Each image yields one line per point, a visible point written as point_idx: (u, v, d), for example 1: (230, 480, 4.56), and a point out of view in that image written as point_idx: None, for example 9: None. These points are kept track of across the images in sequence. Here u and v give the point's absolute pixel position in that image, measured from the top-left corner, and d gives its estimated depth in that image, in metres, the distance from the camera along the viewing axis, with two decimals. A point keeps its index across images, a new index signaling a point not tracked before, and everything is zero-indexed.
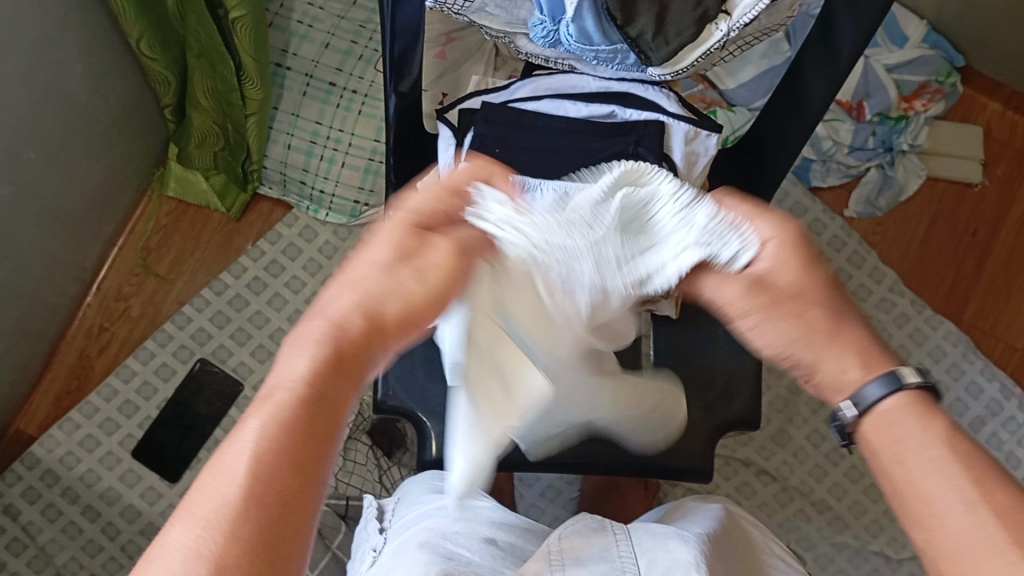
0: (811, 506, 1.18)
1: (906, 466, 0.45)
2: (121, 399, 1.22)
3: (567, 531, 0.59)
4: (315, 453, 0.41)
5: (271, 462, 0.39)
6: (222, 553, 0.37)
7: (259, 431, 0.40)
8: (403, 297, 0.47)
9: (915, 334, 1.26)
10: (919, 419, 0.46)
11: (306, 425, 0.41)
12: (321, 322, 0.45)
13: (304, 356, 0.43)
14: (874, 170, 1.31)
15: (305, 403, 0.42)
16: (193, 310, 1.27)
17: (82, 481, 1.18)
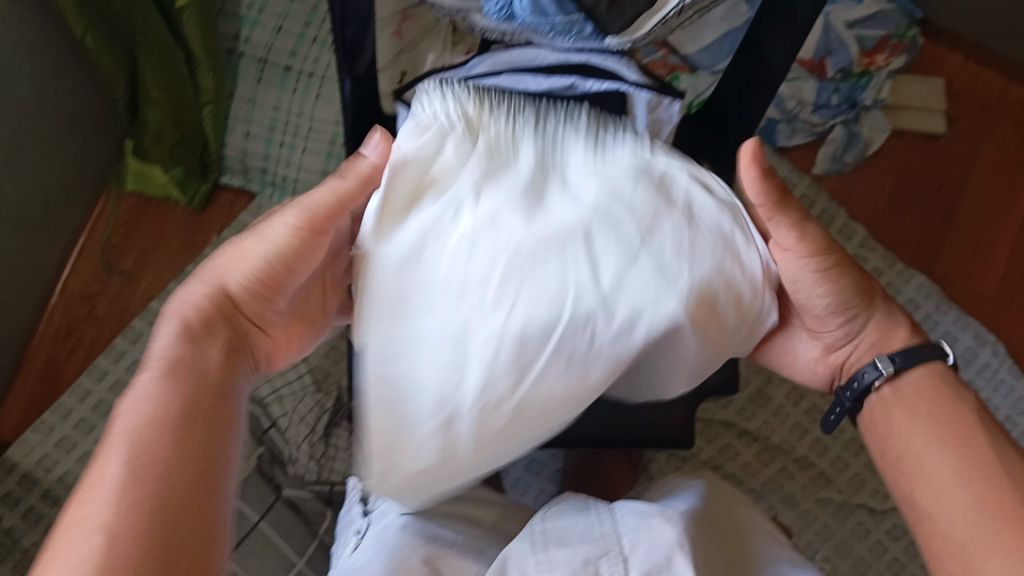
0: (794, 464, 1.18)
1: (926, 433, 0.64)
2: (93, 401, 1.19)
3: (551, 512, 0.58)
4: (186, 443, 0.56)
5: (149, 438, 0.55)
6: (114, 565, 0.49)
7: (140, 413, 0.56)
8: (264, 273, 0.65)
9: (888, 288, 1.26)
10: (940, 387, 0.66)
11: (170, 401, 0.57)
12: (201, 292, 0.65)
13: (174, 336, 0.62)
14: (840, 128, 1.31)
15: (169, 377, 0.58)
16: (161, 307, 1.24)
17: (60, 483, 1.15)
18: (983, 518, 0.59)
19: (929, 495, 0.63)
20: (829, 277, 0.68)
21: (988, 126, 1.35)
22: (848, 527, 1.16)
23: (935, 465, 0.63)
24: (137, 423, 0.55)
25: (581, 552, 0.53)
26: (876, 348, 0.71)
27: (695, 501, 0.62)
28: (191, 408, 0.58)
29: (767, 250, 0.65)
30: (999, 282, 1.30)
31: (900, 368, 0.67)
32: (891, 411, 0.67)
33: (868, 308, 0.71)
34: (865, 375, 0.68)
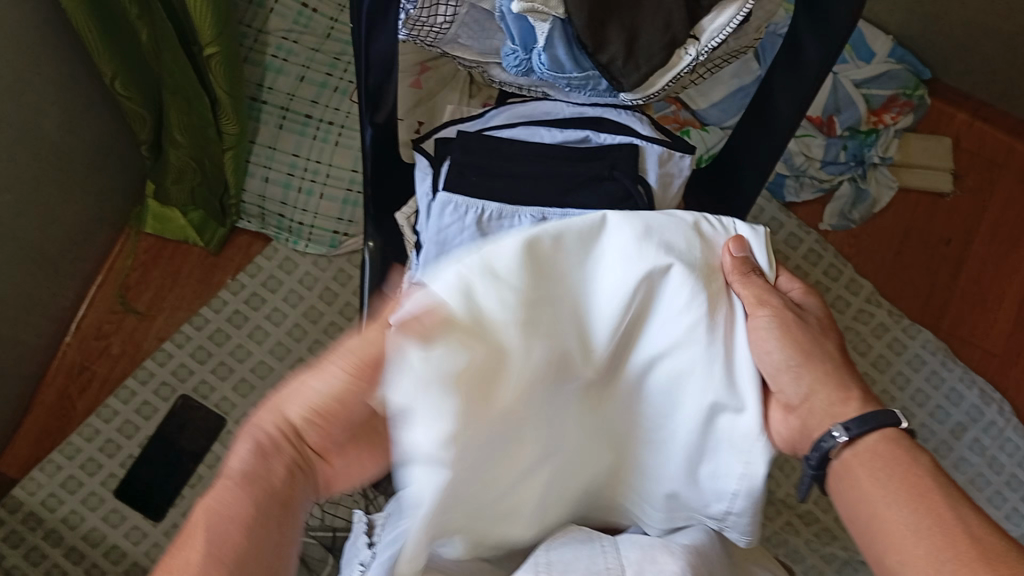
0: (798, 519, 1.18)
1: (879, 486, 0.56)
2: (103, 439, 1.21)
3: (555, 541, 0.59)
4: (260, 518, 0.52)
5: (221, 531, 0.50)
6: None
7: (216, 507, 0.52)
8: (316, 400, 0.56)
9: (894, 345, 1.27)
10: (900, 452, 0.57)
11: (243, 501, 0.52)
12: (272, 419, 0.57)
13: (246, 449, 0.55)
14: (847, 184, 1.33)
15: (244, 486, 0.53)
16: (173, 346, 1.26)
17: (66, 522, 1.16)
18: (946, 574, 0.51)
19: (896, 555, 0.54)
20: (803, 352, 0.62)
21: (995, 184, 1.37)
22: None
23: (896, 519, 0.55)
24: (230, 495, 0.52)
25: None
26: (822, 414, 0.61)
27: (701, 538, 0.62)
28: (259, 509, 0.52)
29: (777, 306, 0.62)
30: (1005, 340, 1.31)
31: (860, 433, 0.58)
32: (854, 474, 0.58)
33: (841, 400, 0.61)
34: (822, 440, 0.59)
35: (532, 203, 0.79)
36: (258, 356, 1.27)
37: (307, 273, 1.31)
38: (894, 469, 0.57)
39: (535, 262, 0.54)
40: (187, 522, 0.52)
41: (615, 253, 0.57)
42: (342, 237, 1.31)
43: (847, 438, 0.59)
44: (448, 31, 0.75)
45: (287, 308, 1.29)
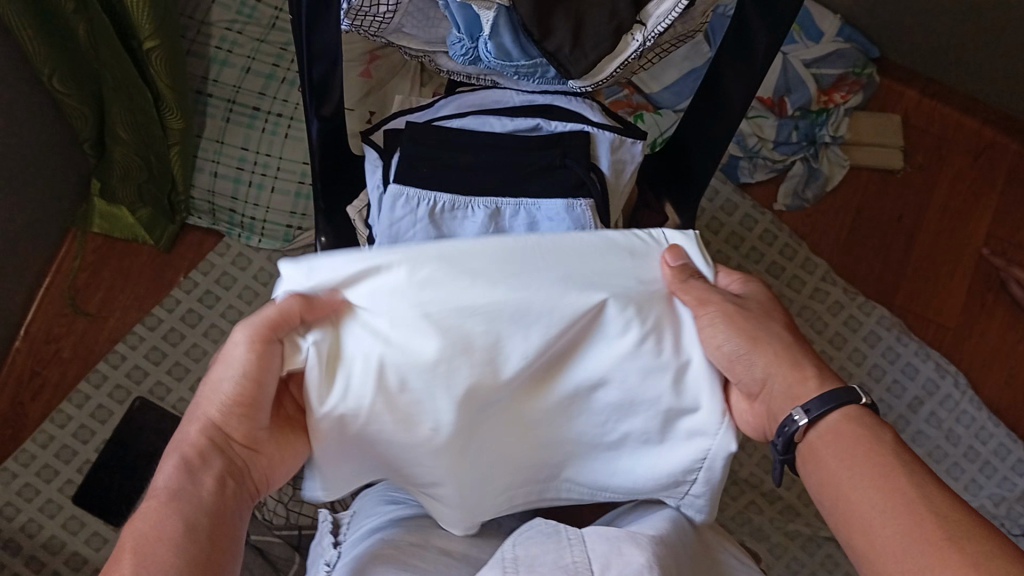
0: (762, 497, 1.20)
1: (844, 466, 0.56)
2: (58, 445, 1.18)
3: (523, 538, 0.58)
4: (196, 528, 0.51)
5: (153, 553, 0.49)
6: None
7: (146, 529, 0.50)
8: (222, 396, 0.57)
9: (850, 322, 1.29)
10: (863, 429, 0.57)
11: (168, 518, 0.51)
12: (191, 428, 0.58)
13: (167, 463, 0.55)
14: (800, 164, 1.34)
15: (172, 497, 0.52)
16: (127, 348, 1.24)
17: (24, 531, 1.14)
18: (911, 550, 0.51)
19: (864, 536, 0.54)
20: (752, 339, 0.63)
21: (943, 160, 1.39)
22: (816, 560, 1.17)
23: (862, 499, 0.55)
24: (153, 506, 0.52)
25: None
26: (786, 397, 0.61)
27: (665, 526, 0.62)
28: (191, 522, 0.52)
29: (718, 299, 0.63)
30: (958, 313, 1.33)
31: (820, 414, 0.59)
32: (820, 456, 0.58)
33: (798, 378, 0.62)
34: (785, 424, 0.60)
35: (487, 193, 0.78)
36: (215, 355, 1.24)
37: (262, 269, 1.29)
38: (858, 448, 0.57)
39: (462, 270, 0.59)
40: (118, 545, 0.50)
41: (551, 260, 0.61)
42: (295, 231, 1.29)
43: (807, 420, 0.59)
44: (392, 20, 0.74)
45: (242, 305, 1.27)
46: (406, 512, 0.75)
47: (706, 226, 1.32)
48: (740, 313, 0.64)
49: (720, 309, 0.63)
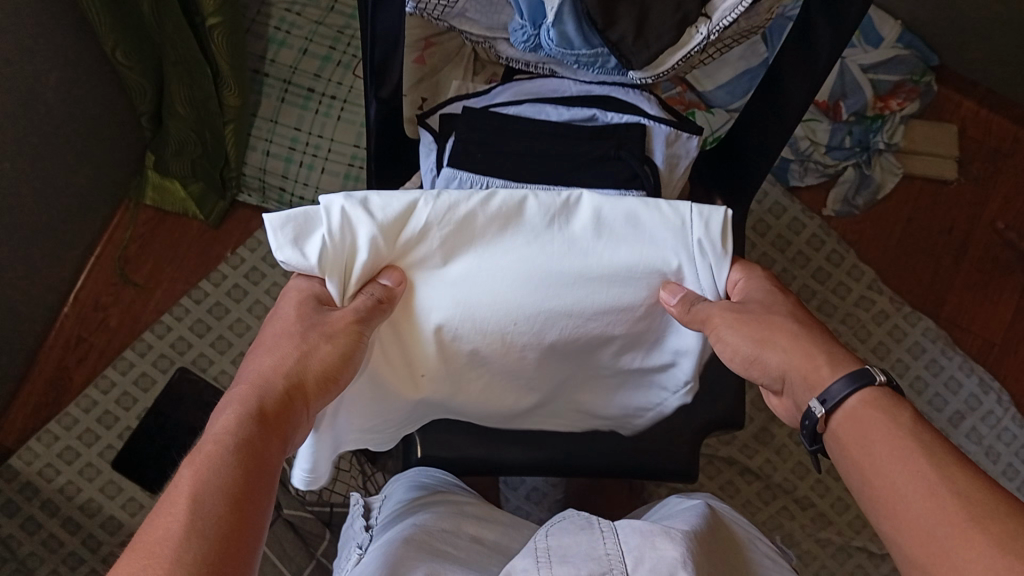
0: (794, 504, 1.19)
1: (866, 451, 0.55)
2: (100, 409, 1.21)
3: (555, 528, 0.58)
4: (250, 487, 0.48)
5: (205, 504, 0.46)
6: (188, 545, 0.44)
7: (190, 481, 0.47)
8: (319, 361, 0.57)
9: (894, 332, 1.27)
10: (882, 411, 0.56)
11: (224, 470, 0.48)
12: (247, 384, 0.55)
13: (227, 411, 0.52)
14: (851, 169, 1.32)
15: (232, 450, 0.49)
16: (172, 319, 1.26)
17: (62, 492, 1.16)
18: (936, 527, 0.49)
19: (894, 522, 0.52)
20: (763, 338, 0.62)
21: (998, 174, 1.37)
22: (846, 570, 1.15)
23: (885, 483, 0.53)
24: (209, 453, 0.49)
25: (585, 568, 0.53)
26: (804, 386, 0.60)
27: (697, 522, 0.62)
28: (245, 480, 0.48)
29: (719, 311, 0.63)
30: (1005, 329, 1.31)
31: (837, 401, 0.57)
32: (844, 443, 0.57)
33: (811, 369, 0.60)
34: (807, 415, 0.59)
35: (539, 180, 0.78)
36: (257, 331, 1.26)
37: None
38: (878, 431, 0.55)
39: (475, 228, 0.63)
40: (167, 491, 0.47)
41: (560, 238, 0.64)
42: None
43: (825, 409, 0.58)
44: (456, 5, 0.74)
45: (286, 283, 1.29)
46: (437, 498, 0.76)
47: (753, 227, 1.31)
48: (762, 313, 0.63)
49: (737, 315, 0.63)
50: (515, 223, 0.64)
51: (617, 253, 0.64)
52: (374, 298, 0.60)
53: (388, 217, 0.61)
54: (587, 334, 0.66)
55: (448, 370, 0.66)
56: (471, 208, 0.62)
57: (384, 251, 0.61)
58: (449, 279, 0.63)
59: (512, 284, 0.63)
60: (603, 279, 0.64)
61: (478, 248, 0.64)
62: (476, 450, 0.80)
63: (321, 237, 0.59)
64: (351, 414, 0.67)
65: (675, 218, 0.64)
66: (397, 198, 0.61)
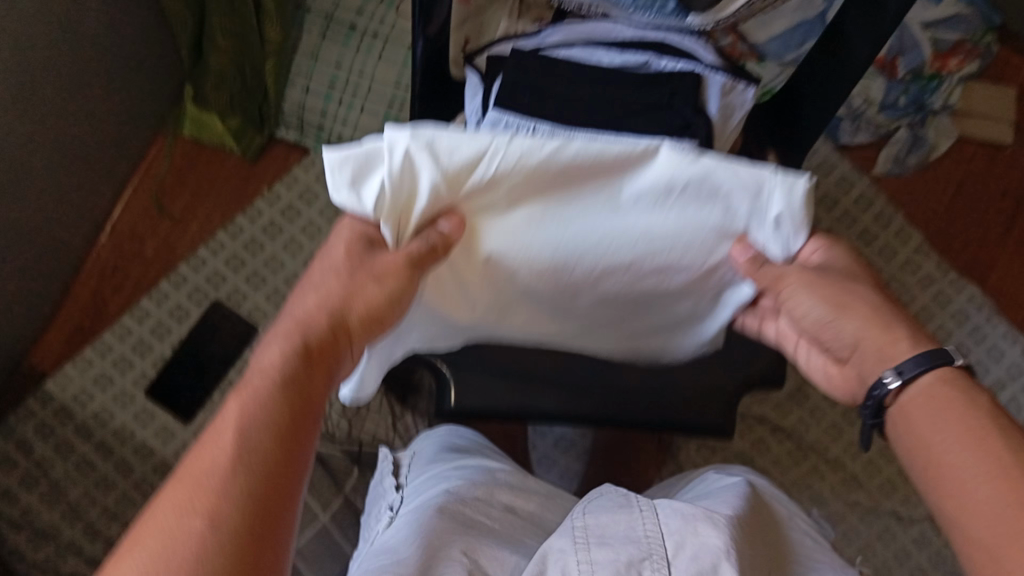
0: (825, 465, 1.17)
1: (937, 429, 0.53)
2: (135, 338, 1.21)
3: (591, 508, 0.57)
4: (291, 425, 0.51)
5: (249, 440, 0.48)
6: (228, 479, 0.46)
7: (236, 420, 0.49)
8: (365, 301, 0.58)
9: (939, 297, 1.24)
10: (958, 393, 0.54)
11: (273, 411, 0.50)
12: (291, 321, 0.57)
13: (275, 348, 0.54)
14: (904, 129, 1.27)
15: (275, 387, 0.52)
16: (207, 254, 1.25)
17: (96, 418, 1.18)
18: (1003, 512, 0.47)
19: (956, 504, 0.50)
20: (840, 304, 0.60)
21: None
22: (874, 532, 1.14)
23: (951, 463, 0.51)
24: (255, 389, 0.51)
25: (624, 552, 0.52)
26: (875, 358, 0.58)
27: (738, 505, 0.61)
28: (287, 418, 0.51)
29: (795, 271, 0.62)
30: None
31: (913, 376, 0.55)
32: (913, 419, 0.55)
33: (888, 342, 0.58)
34: (876, 386, 0.57)
35: (588, 126, 0.75)
36: (292, 269, 1.26)
37: None
38: (952, 411, 0.53)
39: (544, 179, 0.59)
40: (214, 422, 0.50)
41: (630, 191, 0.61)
42: None
43: (900, 382, 0.56)
44: None
45: (323, 222, 1.28)
46: (470, 464, 0.76)
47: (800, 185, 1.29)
48: (833, 274, 0.62)
49: (805, 278, 0.62)
50: (586, 174, 0.59)
51: (688, 216, 0.61)
52: (431, 244, 0.59)
53: (453, 164, 0.57)
54: (641, 281, 0.65)
55: (496, 298, 0.67)
56: (544, 159, 0.57)
57: (445, 194, 0.58)
58: (510, 223, 0.62)
59: (573, 232, 0.62)
60: (671, 242, 0.63)
61: (544, 197, 0.61)
62: (513, 399, 0.79)
63: (380, 177, 0.56)
64: (406, 331, 0.68)
65: (754, 181, 0.59)
66: (464, 142, 0.56)
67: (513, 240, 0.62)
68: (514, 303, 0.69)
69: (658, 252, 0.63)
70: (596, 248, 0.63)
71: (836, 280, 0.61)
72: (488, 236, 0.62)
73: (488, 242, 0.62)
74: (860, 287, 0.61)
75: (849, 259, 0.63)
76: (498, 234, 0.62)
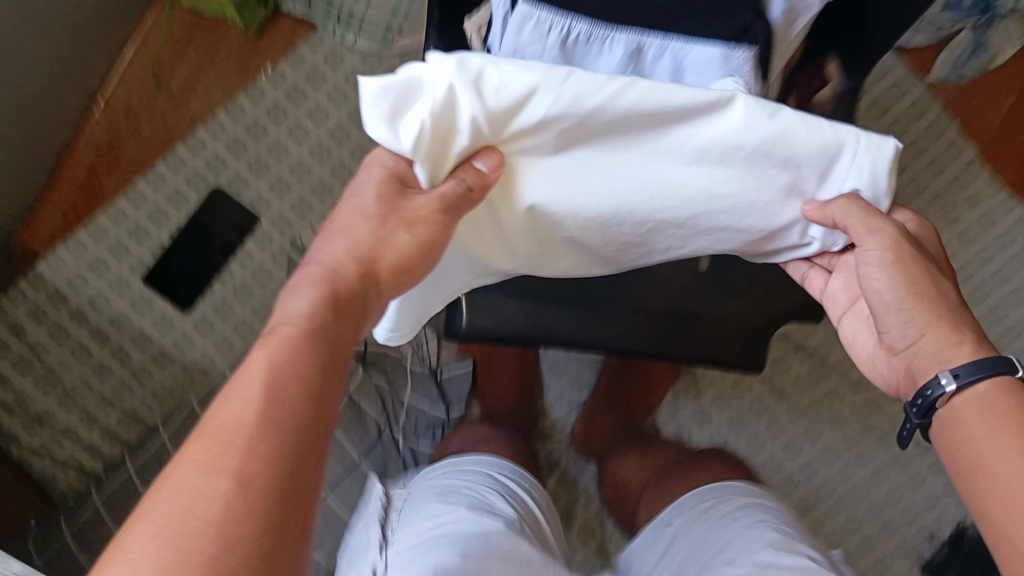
0: (846, 387, 1.13)
1: (990, 434, 0.51)
2: (132, 223, 1.15)
3: None
4: (322, 380, 0.45)
5: (280, 391, 0.43)
6: (256, 439, 0.41)
7: (264, 366, 0.44)
8: (396, 249, 0.52)
9: (984, 219, 1.17)
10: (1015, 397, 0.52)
11: (304, 362, 0.45)
12: (318, 267, 0.51)
13: (301, 296, 0.49)
14: (966, 32, 1.17)
15: (307, 337, 0.46)
16: (207, 136, 1.18)
17: (91, 304, 1.13)
18: None
19: (1005, 513, 0.49)
20: (912, 285, 0.56)
21: None
22: (890, 456, 1.12)
23: (1000, 470, 0.50)
24: (285, 338, 0.45)
25: None
26: (934, 358, 0.55)
27: None
28: (320, 372, 0.45)
29: (892, 232, 0.56)
30: None
31: (969, 381, 0.53)
32: (964, 424, 0.53)
33: (950, 344, 0.55)
34: (930, 387, 0.54)
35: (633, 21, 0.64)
36: (297, 156, 1.18)
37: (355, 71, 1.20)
38: (1007, 416, 0.51)
39: (603, 124, 0.52)
40: (236, 375, 0.44)
41: (701, 141, 0.54)
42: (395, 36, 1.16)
43: (955, 386, 0.53)
44: None
45: (331, 107, 1.19)
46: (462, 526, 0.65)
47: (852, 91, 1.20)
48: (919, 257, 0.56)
49: (891, 244, 0.55)
50: (653, 121, 0.53)
51: (753, 169, 0.55)
52: (467, 187, 0.52)
53: (501, 104, 0.50)
54: (696, 241, 0.59)
55: (535, 250, 0.60)
56: (602, 103, 0.51)
57: (486, 136, 0.51)
58: (559, 170, 0.55)
59: (627, 183, 0.56)
60: (733, 198, 0.56)
61: (596, 142, 0.54)
62: (534, 319, 0.76)
63: (417, 119, 0.49)
64: (443, 273, 0.63)
65: (833, 142, 0.54)
66: (511, 81, 0.49)
67: (559, 188, 0.55)
68: (553, 256, 0.62)
69: (721, 210, 0.57)
70: (652, 204, 0.56)
71: (918, 260, 0.56)
72: (530, 182, 0.55)
73: (530, 188, 0.55)
74: (941, 281, 0.56)
75: (936, 244, 0.60)
76: (547, 180, 0.55)
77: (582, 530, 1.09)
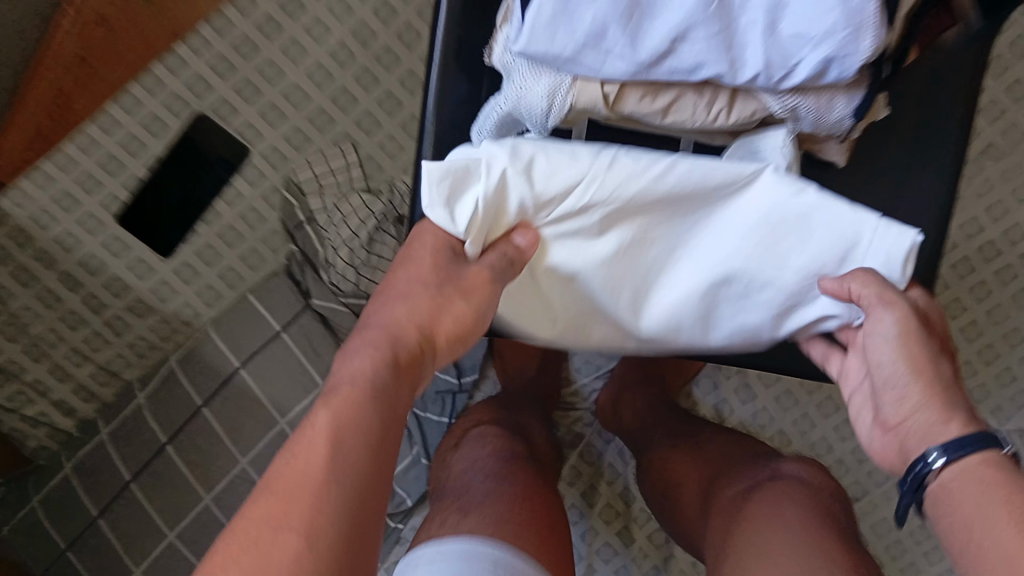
0: None
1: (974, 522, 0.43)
2: (103, 153, 0.98)
3: None
4: (384, 442, 0.43)
5: (349, 457, 0.41)
6: (316, 512, 0.39)
7: (336, 431, 0.42)
8: (454, 317, 0.50)
9: None
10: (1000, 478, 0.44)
11: (370, 420, 0.43)
12: (379, 332, 0.48)
13: (362, 357, 0.46)
14: None
15: (371, 399, 0.44)
16: (187, 52, 0.98)
17: (60, 244, 0.99)
18: None
19: None
20: (915, 365, 0.49)
21: None
22: None
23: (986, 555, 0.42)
24: (349, 398, 0.43)
25: None
26: (923, 436, 0.48)
27: None
28: (377, 437, 0.43)
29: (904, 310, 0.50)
30: None
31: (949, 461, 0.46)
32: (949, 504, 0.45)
33: (941, 423, 0.47)
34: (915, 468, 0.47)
35: None
36: (293, 79, 1.00)
37: None
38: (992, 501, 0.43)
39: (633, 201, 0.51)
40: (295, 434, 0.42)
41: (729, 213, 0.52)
42: None
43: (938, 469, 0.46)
44: None
45: (332, 20, 0.99)
46: None
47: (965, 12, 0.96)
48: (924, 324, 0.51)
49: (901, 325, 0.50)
50: (677, 194, 0.51)
51: (780, 249, 0.52)
52: (505, 261, 0.51)
53: (547, 187, 0.50)
54: (715, 316, 0.55)
55: (577, 326, 0.57)
56: (641, 188, 0.50)
57: (532, 216, 0.51)
58: (593, 244, 0.53)
59: (648, 252, 0.54)
60: (749, 270, 0.53)
61: (638, 227, 0.53)
62: None
63: (474, 196, 0.49)
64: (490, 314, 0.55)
65: (850, 228, 0.51)
66: (559, 164, 0.50)
67: (591, 261, 0.53)
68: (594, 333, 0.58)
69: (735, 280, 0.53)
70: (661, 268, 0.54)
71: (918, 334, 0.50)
72: (562, 255, 0.53)
73: (562, 260, 0.53)
74: (939, 361, 0.50)
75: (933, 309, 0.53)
76: (584, 253, 0.53)
77: (604, 509, 1.01)
